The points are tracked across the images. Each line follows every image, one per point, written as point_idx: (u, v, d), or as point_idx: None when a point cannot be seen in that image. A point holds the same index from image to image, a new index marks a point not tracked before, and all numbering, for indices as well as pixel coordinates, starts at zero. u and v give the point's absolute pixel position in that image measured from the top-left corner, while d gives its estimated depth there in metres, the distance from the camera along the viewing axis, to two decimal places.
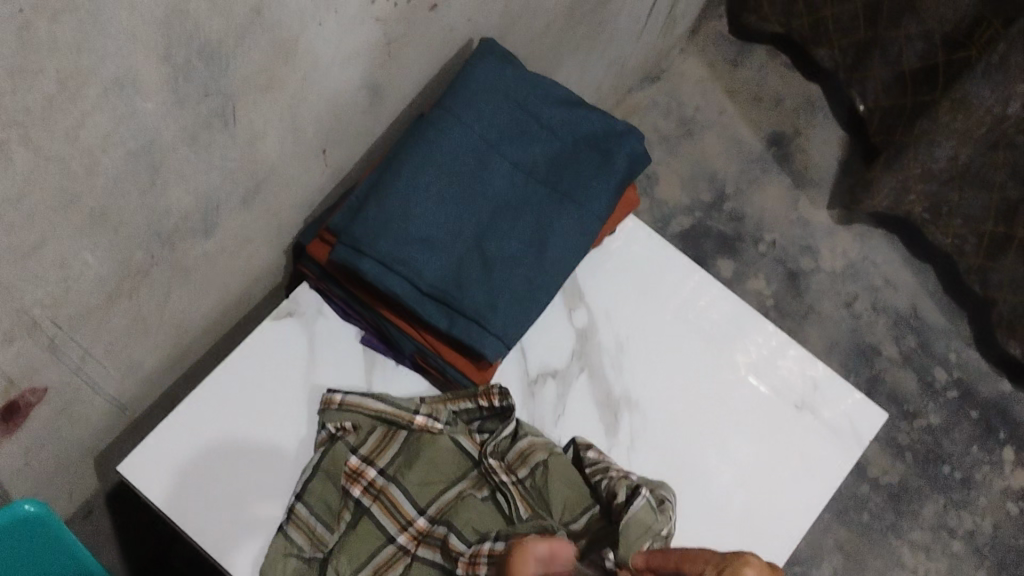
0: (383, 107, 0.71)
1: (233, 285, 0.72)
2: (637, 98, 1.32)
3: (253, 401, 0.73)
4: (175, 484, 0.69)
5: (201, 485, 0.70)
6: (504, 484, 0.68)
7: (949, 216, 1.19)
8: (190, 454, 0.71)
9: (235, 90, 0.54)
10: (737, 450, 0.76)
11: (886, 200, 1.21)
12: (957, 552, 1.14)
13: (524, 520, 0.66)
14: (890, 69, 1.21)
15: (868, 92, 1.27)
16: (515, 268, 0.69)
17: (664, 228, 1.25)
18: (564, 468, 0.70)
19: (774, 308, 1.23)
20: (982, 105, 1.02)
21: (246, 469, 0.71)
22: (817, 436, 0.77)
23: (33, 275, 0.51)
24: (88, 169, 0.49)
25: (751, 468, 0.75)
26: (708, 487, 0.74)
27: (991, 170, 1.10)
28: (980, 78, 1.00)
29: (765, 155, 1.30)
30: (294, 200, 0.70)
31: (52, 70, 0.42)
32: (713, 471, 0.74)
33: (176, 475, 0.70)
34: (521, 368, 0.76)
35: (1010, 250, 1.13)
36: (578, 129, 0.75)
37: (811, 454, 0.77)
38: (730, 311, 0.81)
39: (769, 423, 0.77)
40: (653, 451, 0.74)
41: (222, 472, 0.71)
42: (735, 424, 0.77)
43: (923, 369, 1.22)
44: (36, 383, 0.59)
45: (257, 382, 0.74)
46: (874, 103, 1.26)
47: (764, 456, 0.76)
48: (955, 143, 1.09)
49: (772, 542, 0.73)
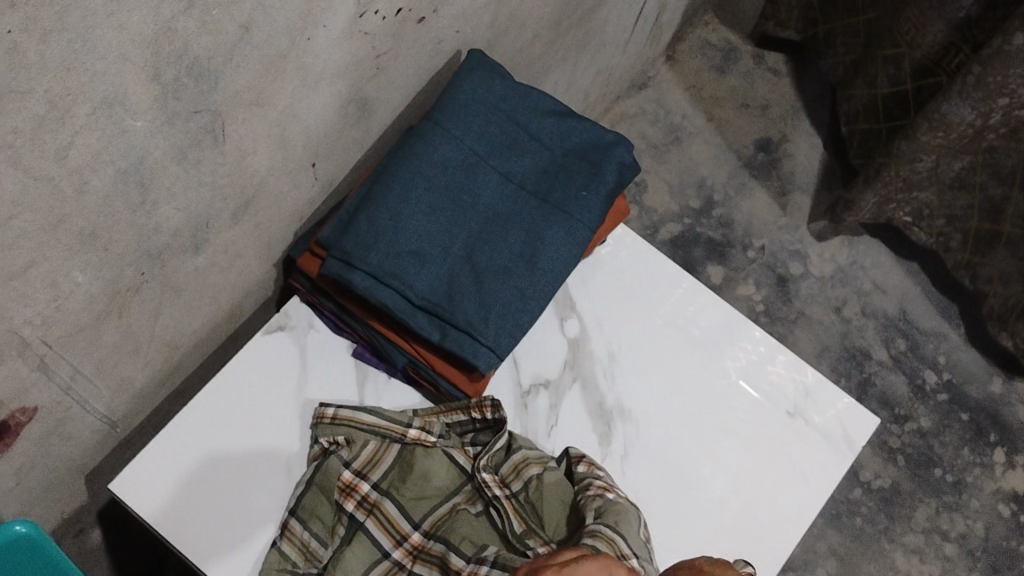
0: (372, 120, 0.71)
1: (223, 300, 0.71)
2: (624, 106, 1.32)
3: (246, 415, 0.73)
4: (170, 499, 0.69)
5: (196, 500, 0.70)
6: (497, 498, 0.68)
7: (931, 219, 1.20)
8: (183, 468, 0.70)
9: (224, 106, 0.54)
10: (730, 458, 0.76)
11: (869, 214, 1.21)
12: (950, 555, 1.14)
13: (518, 536, 0.66)
14: (866, 92, 1.22)
15: (851, 113, 1.26)
16: (506, 280, 0.69)
17: (653, 235, 1.25)
18: (559, 483, 0.70)
19: (765, 314, 1.23)
20: (963, 121, 1.03)
21: (241, 483, 0.71)
22: (810, 442, 0.77)
23: (23, 295, 0.51)
24: (77, 188, 0.49)
25: (743, 475, 0.75)
26: (702, 496, 0.74)
27: (970, 173, 1.12)
28: (958, 98, 1.01)
29: (753, 161, 1.31)
30: (283, 214, 0.70)
31: (42, 91, 0.42)
32: (706, 480, 0.75)
33: (171, 490, 0.70)
34: (514, 379, 0.76)
35: (998, 246, 1.15)
36: (567, 140, 0.76)
37: (805, 460, 0.77)
38: (721, 318, 0.81)
39: (762, 429, 0.77)
40: (648, 461, 0.75)
41: (217, 487, 0.70)
42: (728, 431, 0.77)
43: (914, 372, 1.22)
44: (27, 401, 0.59)
45: (250, 395, 0.74)
46: (854, 125, 1.26)
47: (756, 464, 0.76)
48: (936, 153, 1.09)
49: (766, 549, 0.73)
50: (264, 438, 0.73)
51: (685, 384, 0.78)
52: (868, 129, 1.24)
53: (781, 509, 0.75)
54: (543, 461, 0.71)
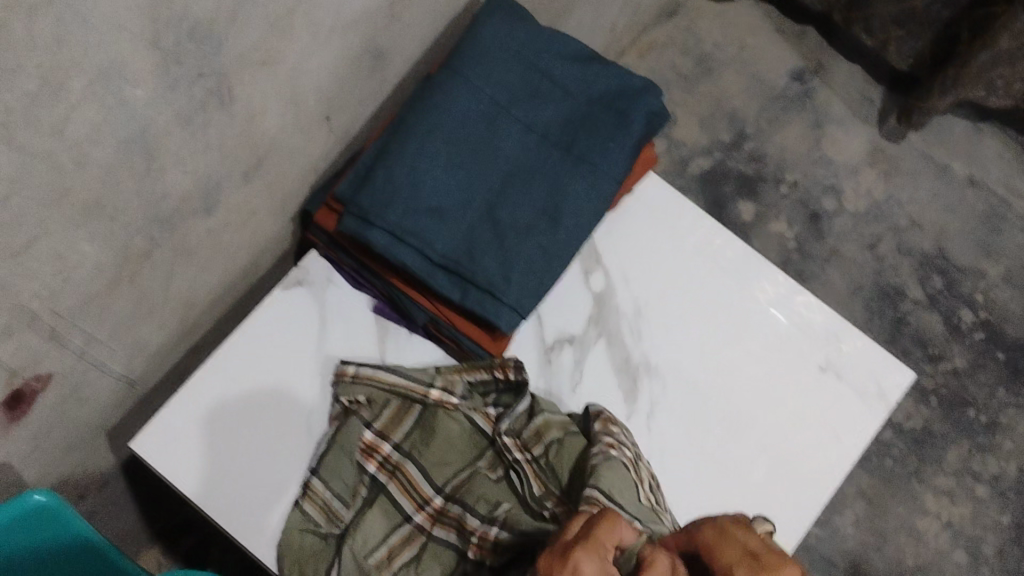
0: (387, 70, 0.68)
1: (239, 257, 0.70)
2: (652, 36, 1.27)
3: (274, 377, 0.72)
4: (200, 463, 0.68)
5: (229, 465, 0.69)
6: (518, 462, 0.66)
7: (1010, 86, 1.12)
8: (211, 432, 0.69)
9: (230, 68, 0.51)
10: (760, 417, 0.74)
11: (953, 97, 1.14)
12: (981, 497, 1.13)
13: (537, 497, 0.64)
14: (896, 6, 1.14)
15: (875, 28, 1.19)
16: (529, 235, 0.67)
17: (682, 171, 1.22)
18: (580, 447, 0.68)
19: (797, 251, 1.20)
20: None
21: (275, 446, 0.70)
22: (843, 400, 0.75)
23: (28, 270, 0.49)
24: (78, 161, 0.46)
25: (770, 439, 0.73)
26: (726, 460, 0.72)
27: None
28: None
29: (787, 92, 1.26)
30: (298, 170, 0.67)
31: (32, 67, 0.40)
32: (732, 443, 0.73)
33: (200, 454, 0.69)
34: (537, 335, 0.74)
35: None
36: (593, 87, 0.72)
37: (836, 420, 0.74)
38: (751, 270, 0.78)
39: (792, 389, 0.75)
40: (669, 423, 0.73)
41: (249, 450, 0.69)
42: (756, 390, 0.75)
43: (949, 310, 1.19)
44: (41, 369, 0.58)
45: (278, 356, 0.73)
46: (884, 36, 1.19)
47: (785, 424, 0.74)
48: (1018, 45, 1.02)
49: (792, 516, 0.71)
50: (296, 401, 0.72)
51: (712, 342, 0.76)
52: (912, 38, 1.17)
53: (809, 474, 0.72)
54: (565, 426, 0.70)
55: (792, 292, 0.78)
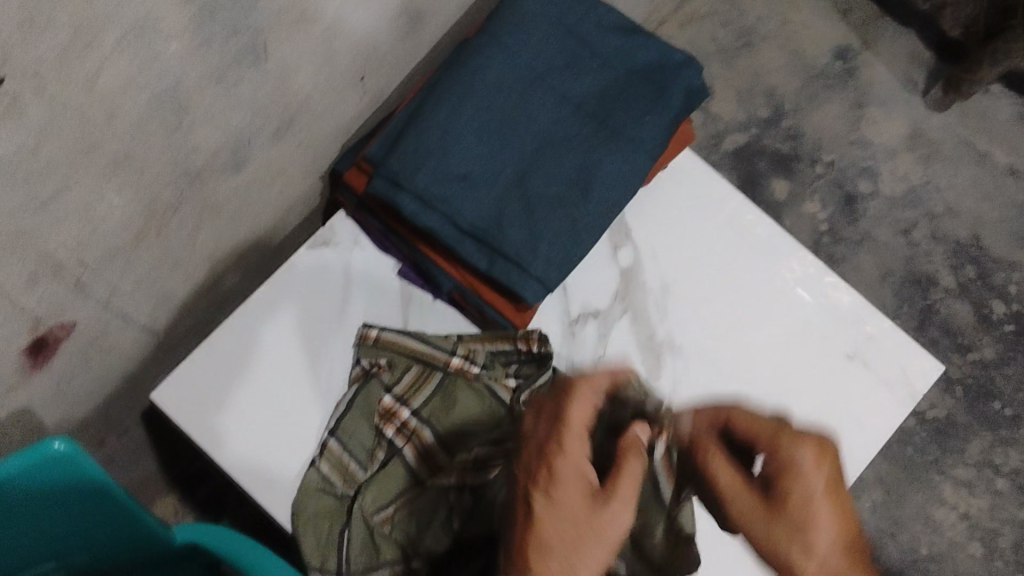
0: (424, 33, 0.67)
1: (266, 214, 0.69)
2: (694, 6, 1.25)
3: (307, 342, 0.72)
4: (229, 424, 0.69)
5: (258, 427, 0.69)
6: None
7: None
8: (242, 394, 0.70)
9: (265, 25, 0.51)
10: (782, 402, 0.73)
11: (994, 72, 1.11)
12: (1001, 490, 1.12)
13: None
14: None
15: None
16: (559, 207, 0.66)
17: (717, 146, 1.20)
18: None
19: (829, 233, 1.18)
20: None
21: (307, 413, 0.70)
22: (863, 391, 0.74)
23: (55, 220, 0.49)
24: (109, 114, 0.46)
25: (786, 425, 0.73)
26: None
27: None
28: None
29: (829, 69, 1.24)
30: (329, 129, 0.67)
31: (65, 18, 0.39)
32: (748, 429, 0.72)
33: (231, 414, 0.69)
34: (562, 308, 0.74)
35: None
36: (632, 59, 0.71)
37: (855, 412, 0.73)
38: (783, 252, 0.77)
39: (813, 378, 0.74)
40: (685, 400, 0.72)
41: (278, 414, 0.70)
42: (774, 375, 0.74)
43: (981, 301, 1.17)
44: (65, 318, 0.58)
45: (307, 319, 0.72)
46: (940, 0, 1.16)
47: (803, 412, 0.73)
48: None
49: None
50: (326, 367, 0.72)
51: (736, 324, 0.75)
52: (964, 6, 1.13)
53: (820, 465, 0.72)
54: None
55: (823, 277, 0.76)
